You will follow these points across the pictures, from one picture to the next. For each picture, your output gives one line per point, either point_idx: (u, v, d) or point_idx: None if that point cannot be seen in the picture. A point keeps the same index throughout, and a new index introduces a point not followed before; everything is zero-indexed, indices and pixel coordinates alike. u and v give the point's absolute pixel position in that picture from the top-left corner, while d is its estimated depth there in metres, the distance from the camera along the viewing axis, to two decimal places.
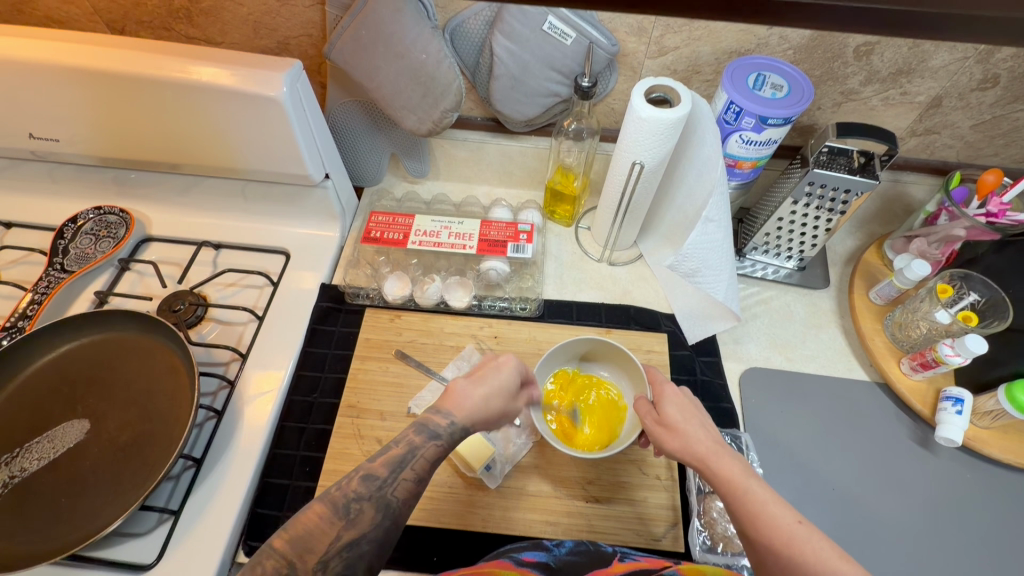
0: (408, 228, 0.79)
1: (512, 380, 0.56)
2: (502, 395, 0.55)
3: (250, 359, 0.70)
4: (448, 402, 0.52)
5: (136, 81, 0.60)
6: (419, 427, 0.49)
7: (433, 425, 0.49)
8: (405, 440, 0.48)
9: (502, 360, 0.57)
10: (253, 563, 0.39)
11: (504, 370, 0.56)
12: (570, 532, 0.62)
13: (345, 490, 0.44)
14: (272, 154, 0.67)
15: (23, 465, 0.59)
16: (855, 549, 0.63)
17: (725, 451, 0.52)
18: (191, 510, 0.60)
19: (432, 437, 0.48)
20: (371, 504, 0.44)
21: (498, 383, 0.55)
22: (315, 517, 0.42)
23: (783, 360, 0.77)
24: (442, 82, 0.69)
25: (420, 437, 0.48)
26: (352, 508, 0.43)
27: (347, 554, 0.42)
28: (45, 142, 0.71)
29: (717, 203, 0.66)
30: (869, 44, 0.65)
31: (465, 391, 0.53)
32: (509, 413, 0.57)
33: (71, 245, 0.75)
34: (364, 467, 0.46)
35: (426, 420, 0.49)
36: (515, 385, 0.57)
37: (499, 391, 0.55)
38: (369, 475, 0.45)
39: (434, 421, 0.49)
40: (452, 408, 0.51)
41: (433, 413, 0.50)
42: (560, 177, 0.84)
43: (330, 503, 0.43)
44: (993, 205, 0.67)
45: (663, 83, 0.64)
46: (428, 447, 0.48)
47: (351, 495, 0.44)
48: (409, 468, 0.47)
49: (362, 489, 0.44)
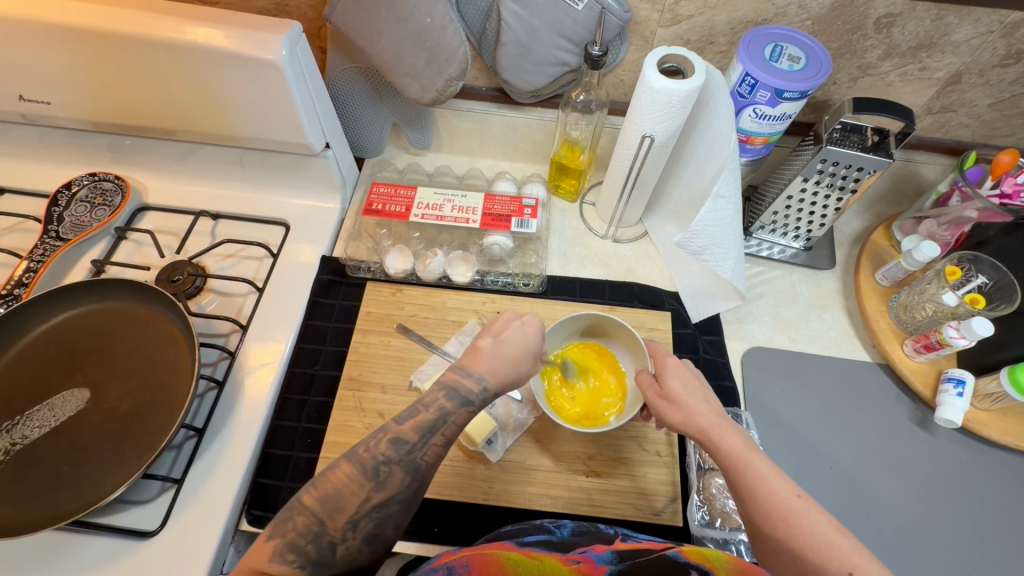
0: (410, 201, 0.78)
1: (537, 342, 0.55)
2: (529, 356, 0.54)
3: (251, 331, 0.69)
4: (477, 362, 0.51)
5: (128, 41, 0.58)
6: (451, 392, 0.48)
7: (464, 390, 0.49)
8: (435, 405, 0.48)
9: (524, 321, 0.56)
10: (283, 518, 0.41)
11: (530, 330, 0.56)
12: (570, 506, 0.63)
13: (373, 452, 0.44)
14: (272, 119, 0.65)
15: (24, 433, 0.59)
16: (851, 524, 0.64)
17: (727, 424, 0.52)
18: (193, 479, 0.60)
19: (463, 403, 0.48)
20: (400, 467, 0.44)
21: (524, 342, 0.54)
22: (344, 477, 0.43)
23: (786, 340, 0.77)
24: (447, 48, 0.66)
25: (450, 402, 0.48)
26: (381, 471, 0.44)
27: (376, 515, 0.43)
28: (35, 105, 0.68)
29: (728, 178, 0.64)
30: (892, 15, 0.63)
31: (494, 354, 0.52)
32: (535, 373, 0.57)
33: (66, 212, 0.74)
34: (392, 430, 0.46)
35: (456, 384, 0.49)
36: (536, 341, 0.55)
37: (525, 350, 0.54)
38: (399, 438, 0.45)
39: (465, 385, 0.49)
40: (483, 372, 0.50)
41: (463, 375, 0.50)
42: (565, 151, 0.82)
43: (358, 464, 0.44)
44: (1008, 185, 0.67)
45: (675, 53, 0.62)
46: (460, 413, 0.48)
47: (380, 458, 0.44)
48: (439, 432, 0.47)
49: (391, 453, 0.45)
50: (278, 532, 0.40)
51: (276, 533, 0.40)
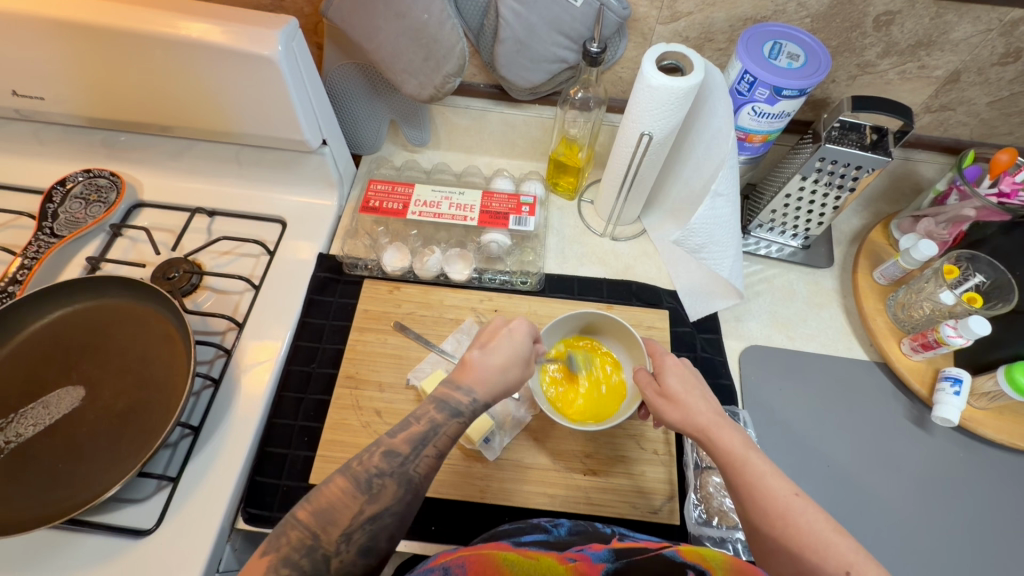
0: (408, 198, 0.78)
1: (526, 347, 0.55)
2: (518, 362, 0.54)
3: (248, 328, 0.69)
4: (467, 375, 0.51)
5: (122, 36, 0.57)
6: (440, 404, 0.49)
7: (454, 402, 0.49)
8: (426, 418, 0.48)
9: (512, 327, 0.55)
10: (277, 534, 0.41)
11: (518, 337, 0.55)
12: (568, 504, 0.63)
13: (366, 465, 0.45)
14: (268, 115, 0.65)
15: (18, 431, 0.59)
16: (848, 522, 0.64)
17: (725, 422, 0.52)
18: (189, 477, 0.60)
19: (453, 415, 0.49)
20: (393, 479, 0.44)
21: (513, 350, 0.54)
22: (338, 490, 0.43)
23: (784, 338, 0.77)
24: (445, 44, 0.66)
25: (441, 414, 0.49)
26: (374, 484, 0.44)
27: (370, 527, 0.42)
28: (29, 101, 0.68)
29: (727, 176, 0.64)
30: (891, 13, 0.63)
31: (483, 365, 0.52)
32: (529, 377, 0.56)
33: (60, 209, 0.73)
34: (385, 443, 0.46)
35: (445, 397, 0.49)
36: (526, 346, 0.55)
37: (515, 358, 0.54)
38: (391, 451, 0.46)
39: (455, 398, 0.49)
40: (473, 384, 0.51)
41: (452, 389, 0.50)
42: (564, 148, 0.81)
43: (352, 478, 0.44)
44: (1005, 185, 0.66)
45: (674, 50, 0.61)
46: (450, 424, 0.48)
47: (373, 470, 0.44)
48: (431, 445, 0.47)
49: (385, 465, 0.45)
50: (272, 547, 0.40)
51: (270, 548, 0.40)
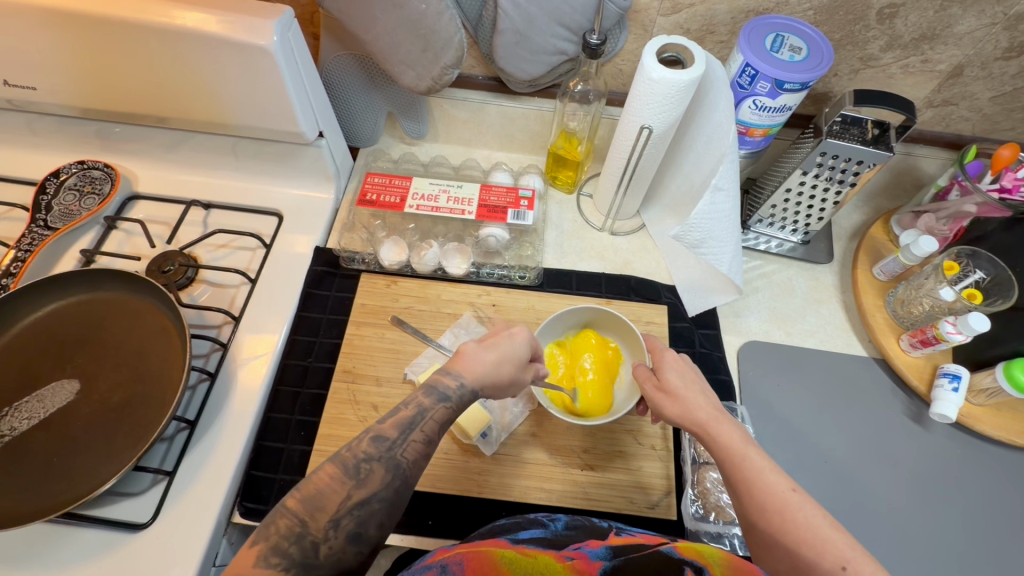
0: (405, 191, 0.77)
1: (524, 352, 0.55)
2: (514, 364, 0.54)
3: (244, 322, 0.68)
4: (458, 363, 0.51)
5: (114, 25, 0.56)
6: (429, 389, 0.49)
7: (443, 387, 0.49)
8: (414, 403, 0.48)
9: (514, 331, 0.56)
10: (265, 524, 0.40)
11: (517, 341, 0.55)
12: (565, 500, 0.63)
13: (354, 451, 0.45)
14: (264, 107, 0.64)
15: (12, 425, 0.58)
16: (843, 518, 0.65)
17: (725, 419, 0.52)
18: (185, 472, 0.59)
19: (441, 400, 0.49)
20: (381, 465, 0.44)
21: (508, 352, 0.54)
22: (326, 478, 0.43)
23: (782, 334, 0.77)
24: (443, 35, 0.64)
25: (428, 399, 0.48)
26: (362, 469, 0.44)
27: (358, 513, 0.42)
28: (21, 91, 0.67)
29: (727, 171, 0.64)
30: (895, 6, 0.62)
31: (476, 354, 0.52)
32: (520, 383, 0.56)
33: (54, 201, 0.72)
34: (374, 428, 0.46)
35: (436, 382, 0.49)
36: (526, 354, 0.55)
37: (511, 358, 0.54)
38: (379, 436, 0.46)
39: (444, 383, 0.49)
40: (462, 370, 0.51)
41: (444, 374, 0.50)
42: (563, 142, 0.81)
43: (340, 464, 0.44)
44: (1008, 180, 0.65)
45: (675, 42, 0.61)
46: (437, 409, 0.48)
47: (360, 456, 0.44)
48: (418, 429, 0.47)
49: (373, 450, 0.45)
50: (261, 537, 0.39)
51: (259, 538, 0.39)
